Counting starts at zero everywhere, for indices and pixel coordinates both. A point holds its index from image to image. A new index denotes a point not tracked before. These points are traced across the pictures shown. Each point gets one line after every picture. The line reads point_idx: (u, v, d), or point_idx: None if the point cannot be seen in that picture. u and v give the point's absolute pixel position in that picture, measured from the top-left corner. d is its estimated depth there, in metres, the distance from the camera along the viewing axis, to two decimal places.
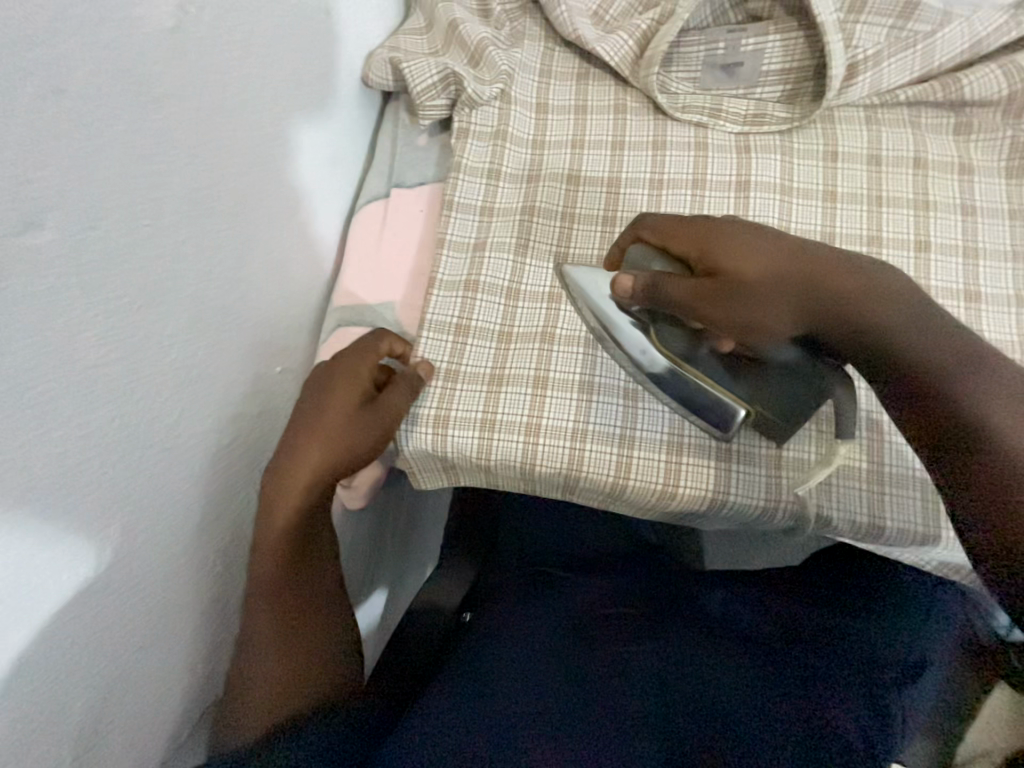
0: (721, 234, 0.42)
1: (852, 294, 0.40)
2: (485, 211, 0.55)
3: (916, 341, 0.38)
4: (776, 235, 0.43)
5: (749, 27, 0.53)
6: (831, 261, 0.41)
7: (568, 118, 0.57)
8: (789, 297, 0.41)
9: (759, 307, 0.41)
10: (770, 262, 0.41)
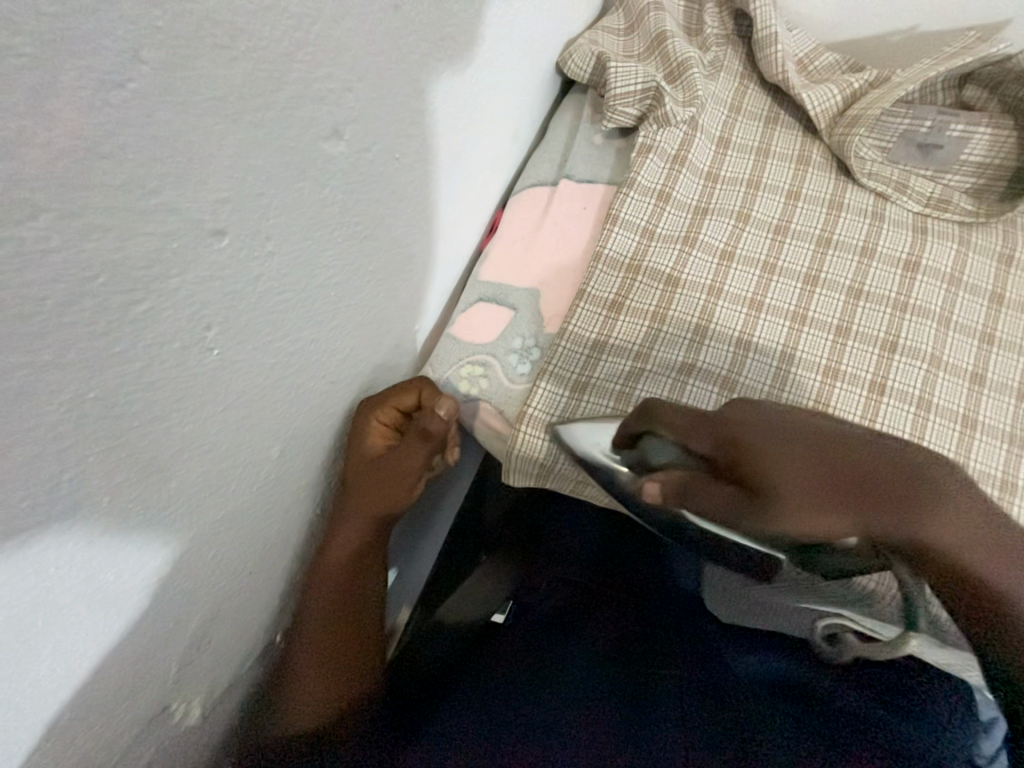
0: (751, 434, 0.38)
1: (923, 512, 0.35)
2: (646, 226, 0.54)
3: (982, 564, 0.35)
4: (788, 414, 0.40)
5: (959, 114, 0.52)
6: (852, 451, 0.37)
7: (747, 156, 0.56)
8: (840, 511, 0.35)
9: (817, 525, 0.36)
10: (800, 469, 0.36)
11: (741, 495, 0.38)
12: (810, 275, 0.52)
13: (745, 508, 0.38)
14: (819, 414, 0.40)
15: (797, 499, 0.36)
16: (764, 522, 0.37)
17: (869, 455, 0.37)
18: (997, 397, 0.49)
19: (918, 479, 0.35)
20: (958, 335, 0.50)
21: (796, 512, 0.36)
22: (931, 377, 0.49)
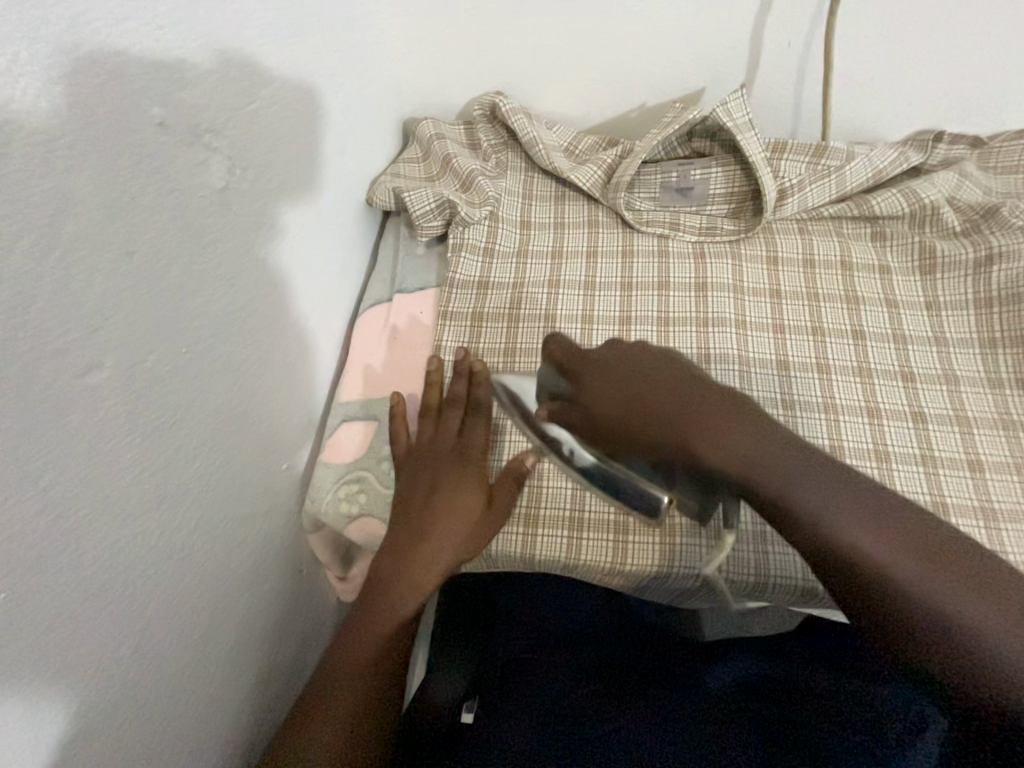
0: (588, 373, 0.43)
1: (670, 406, 0.40)
2: (475, 317, 0.61)
3: (772, 474, 0.36)
4: (646, 382, 0.42)
5: (694, 161, 0.63)
6: (655, 375, 0.42)
7: (547, 231, 0.65)
8: (632, 390, 0.41)
9: (598, 397, 0.41)
10: (621, 364, 0.44)
11: (568, 381, 0.43)
12: (623, 317, 0.60)
13: (567, 396, 0.41)
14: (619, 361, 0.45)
15: (592, 388, 0.42)
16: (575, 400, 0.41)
17: (649, 397, 0.41)
18: (803, 373, 0.56)
19: (738, 409, 0.39)
20: (755, 332, 0.58)
21: (609, 410, 0.40)
22: (745, 375, 0.56)
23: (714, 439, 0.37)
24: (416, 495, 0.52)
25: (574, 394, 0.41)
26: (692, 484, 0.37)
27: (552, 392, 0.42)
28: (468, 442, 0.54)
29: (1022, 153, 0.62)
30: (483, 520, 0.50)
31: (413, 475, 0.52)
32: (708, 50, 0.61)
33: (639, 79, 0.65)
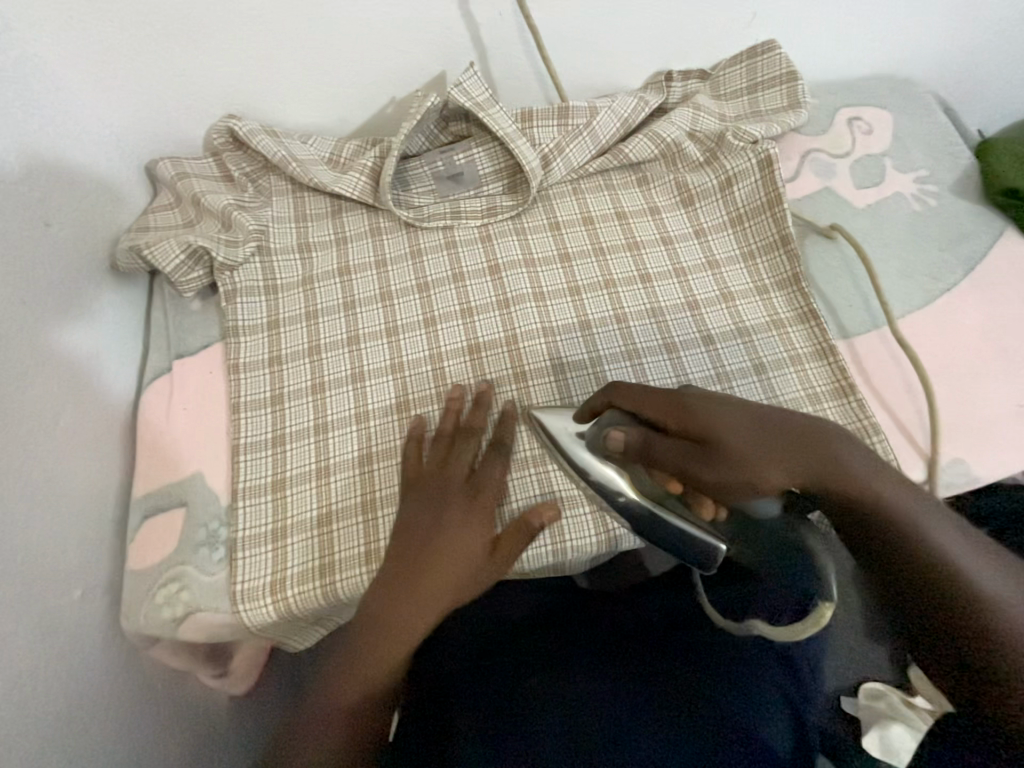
0: (702, 406, 0.41)
1: (738, 436, 0.39)
2: (274, 362, 0.57)
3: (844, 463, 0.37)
4: (725, 419, 0.40)
5: (456, 146, 0.63)
6: (791, 424, 0.39)
7: (330, 251, 0.62)
8: (758, 447, 0.39)
9: (738, 464, 0.39)
10: (737, 429, 0.39)
11: (689, 449, 0.40)
12: (427, 318, 0.59)
13: (698, 459, 0.39)
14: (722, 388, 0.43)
15: (718, 430, 0.40)
16: (704, 468, 0.39)
17: (714, 406, 0.41)
18: (604, 327, 0.59)
19: (818, 442, 0.38)
20: (554, 300, 0.60)
21: (711, 425, 0.40)
22: (551, 345, 0.58)
23: (813, 469, 0.37)
24: (409, 536, 0.47)
25: (704, 435, 0.40)
26: (734, 524, 0.40)
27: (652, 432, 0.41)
28: (485, 474, 0.50)
29: (741, 76, 0.68)
30: (443, 580, 0.47)
31: (421, 503, 0.49)
32: (432, 31, 0.59)
33: (379, 71, 0.62)
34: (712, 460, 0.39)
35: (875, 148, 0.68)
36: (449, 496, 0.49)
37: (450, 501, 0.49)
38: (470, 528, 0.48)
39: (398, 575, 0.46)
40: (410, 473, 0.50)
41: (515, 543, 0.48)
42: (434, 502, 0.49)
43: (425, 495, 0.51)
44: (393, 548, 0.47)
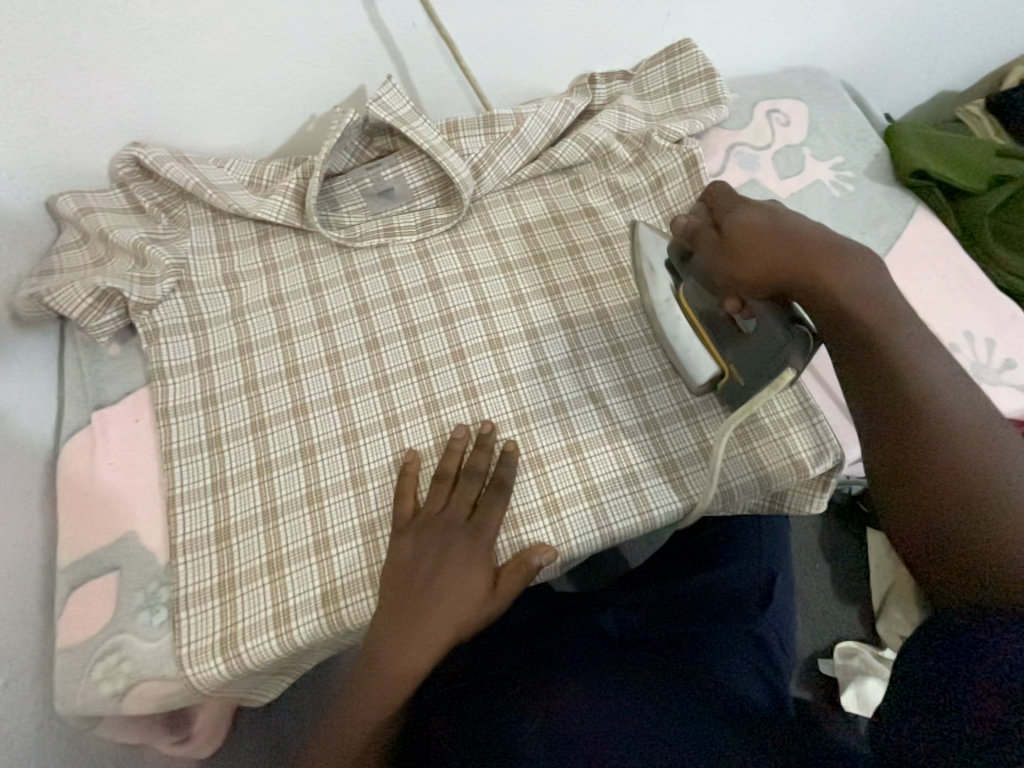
0: (743, 214, 0.46)
1: (763, 241, 0.43)
2: (207, 402, 0.53)
3: (859, 288, 0.41)
4: (770, 235, 0.43)
5: (383, 161, 0.61)
6: (824, 247, 0.42)
7: (260, 279, 0.59)
8: (777, 249, 0.43)
9: (751, 257, 0.43)
10: (766, 236, 0.43)
11: (715, 247, 0.46)
12: (370, 341, 0.56)
13: (719, 255, 0.46)
14: (789, 217, 0.45)
15: (740, 234, 0.44)
16: (722, 268, 0.45)
17: (756, 229, 0.44)
18: (551, 334, 0.58)
19: (837, 261, 0.41)
20: (499, 311, 0.58)
21: (745, 233, 0.44)
22: (500, 357, 0.56)
23: (836, 295, 0.40)
24: (411, 577, 0.45)
25: (726, 235, 0.45)
26: (744, 351, 0.47)
27: (698, 236, 0.48)
28: (485, 516, 0.48)
29: (663, 75, 0.69)
30: (446, 622, 0.44)
31: (420, 544, 0.46)
32: (345, 44, 0.57)
33: (294, 88, 0.59)
34: (744, 276, 0.44)
35: (793, 138, 0.71)
36: (449, 535, 0.46)
37: (450, 539, 0.46)
38: (467, 569, 0.46)
39: (399, 622, 0.43)
40: (407, 512, 0.47)
41: (517, 579, 0.46)
42: (429, 528, 0.46)
43: (381, 526, 0.48)
44: (393, 575, 0.45)
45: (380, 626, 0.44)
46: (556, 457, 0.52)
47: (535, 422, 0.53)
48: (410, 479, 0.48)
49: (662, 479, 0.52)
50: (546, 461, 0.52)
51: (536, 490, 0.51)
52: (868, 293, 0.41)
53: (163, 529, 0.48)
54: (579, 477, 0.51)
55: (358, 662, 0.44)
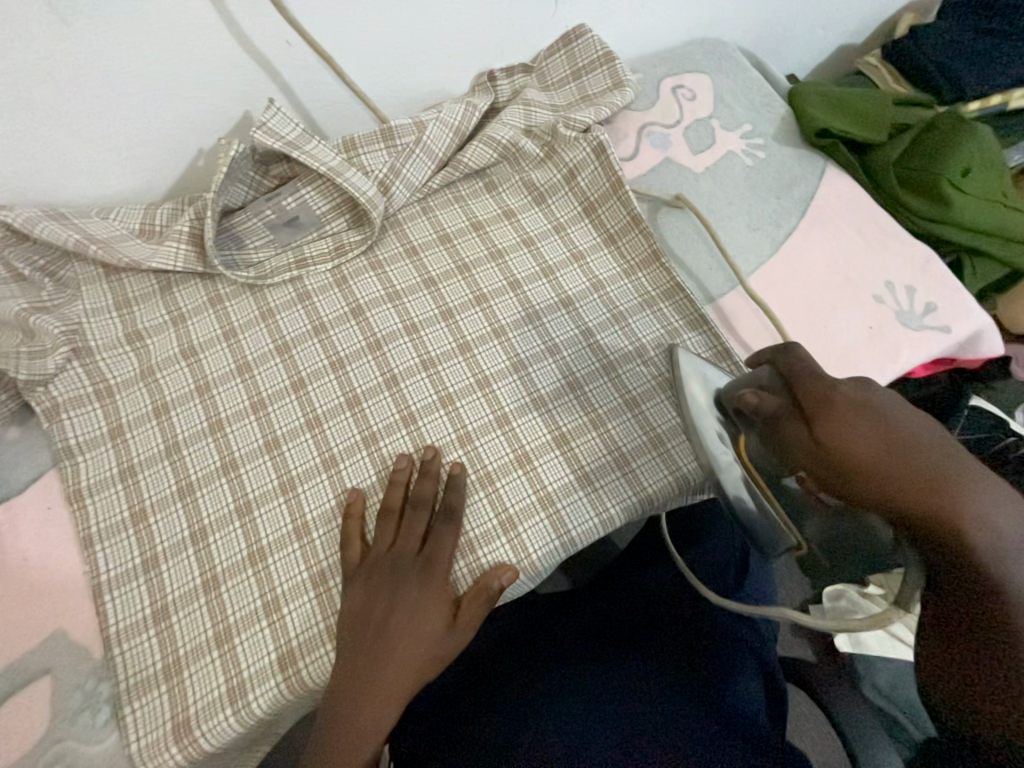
0: (851, 406, 0.37)
1: (872, 451, 0.35)
2: (126, 474, 0.49)
3: (1019, 573, 0.30)
4: (878, 449, 0.35)
5: (282, 190, 0.58)
6: (965, 483, 0.33)
7: (167, 333, 0.55)
8: (887, 470, 0.34)
9: (850, 467, 0.35)
10: (868, 433, 0.35)
11: (790, 416, 0.39)
12: (296, 381, 0.54)
13: (789, 432, 0.38)
14: (881, 401, 0.37)
15: (824, 419, 0.37)
16: (784, 442, 0.39)
17: (848, 418, 0.36)
18: (485, 346, 0.56)
19: (954, 478, 0.33)
20: (429, 329, 0.56)
21: (852, 448, 0.35)
22: (435, 377, 0.54)
23: (965, 534, 0.31)
24: (363, 625, 0.43)
25: (809, 425, 0.37)
26: (832, 533, 0.38)
27: (753, 397, 0.42)
28: (435, 549, 0.46)
29: (563, 64, 0.68)
30: (404, 667, 0.43)
31: (369, 589, 0.44)
32: (218, 72, 0.53)
33: (171, 124, 0.55)
34: (825, 462, 0.36)
35: (700, 112, 0.71)
36: (400, 580, 0.45)
37: (401, 583, 0.44)
38: (421, 610, 0.44)
39: (353, 675, 0.42)
40: (354, 558, 0.46)
41: (474, 611, 0.45)
42: (379, 571, 0.45)
43: (332, 575, 0.46)
44: (346, 627, 0.43)
45: (335, 681, 0.42)
46: (507, 472, 0.51)
47: (481, 438, 0.52)
48: (355, 521, 0.46)
49: (616, 476, 0.51)
50: (495, 477, 0.50)
51: (490, 509, 0.49)
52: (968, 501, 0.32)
53: (94, 620, 0.44)
54: (532, 488, 0.50)
55: (322, 720, 0.42)
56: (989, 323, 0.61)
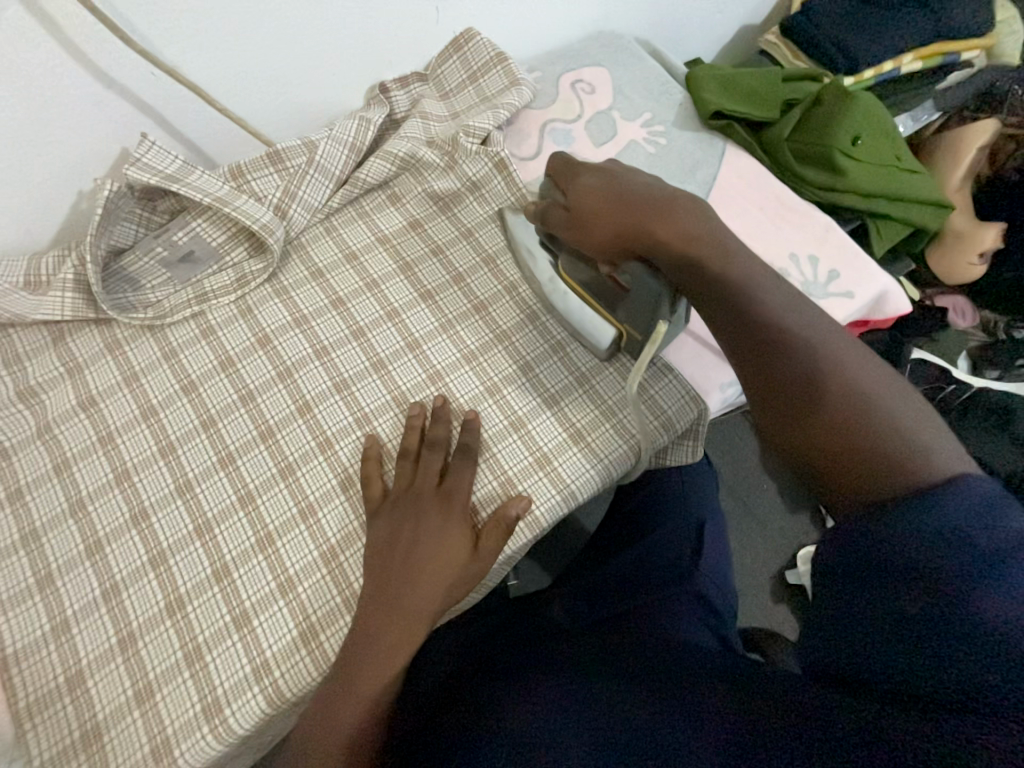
0: (589, 177, 0.48)
1: (651, 243, 0.44)
2: (30, 539, 0.47)
3: (752, 285, 0.41)
4: (613, 195, 0.46)
5: (171, 225, 0.56)
6: (729, 257, 0.42)
7: (64, 386, 0.53)
8: (661, 251, 0.44)
9: (614, 237, 0.46)
10: (600, 193, 0.47)
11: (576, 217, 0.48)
12: (205, 419, 0.52)
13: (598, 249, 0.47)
14: (687, 212, 0.44)
15: (585, 199, 0.47)
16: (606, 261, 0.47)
17: (624, 213, 0.45)
18: (399, 360, 0.55)
19: (727, 260, 0.42)
20: (340, 350, 0.55)
21: (596, 205, 0.47)
22: (350, 398, 0.53)
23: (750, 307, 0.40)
24: (392, 554, 0.45)
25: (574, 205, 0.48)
26: (630, 304, 0.47)
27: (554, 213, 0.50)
28: (455, 482, 0.48)
29: (458, 70, 0.67)
30: (427, 604, 0.43)
31: (393, 523, 0.46)
32: (84, 111, 0.51)
33: (41, 170, 0.52)
34: (617, 250, 0.46)
35: (600, 105, 0.71)
36: (438, 496, 0.47)
37: (445, 497, 0.47)
38: (440, 538, 0.45)
39: (374, 612, 0.42)
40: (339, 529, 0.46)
41: (497, 536, 0.46)
42: (428, 473, 0.48)
43: (255, 615, 0.45)
44: (411, 520, 0.46)
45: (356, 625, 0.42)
46: None
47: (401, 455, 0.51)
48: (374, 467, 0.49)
49: (539, 476, 0.51)
50: None
51: None
52: (705, 233, 0.43)
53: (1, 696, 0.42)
54: None
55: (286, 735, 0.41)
56: (892, 284, 0.64)
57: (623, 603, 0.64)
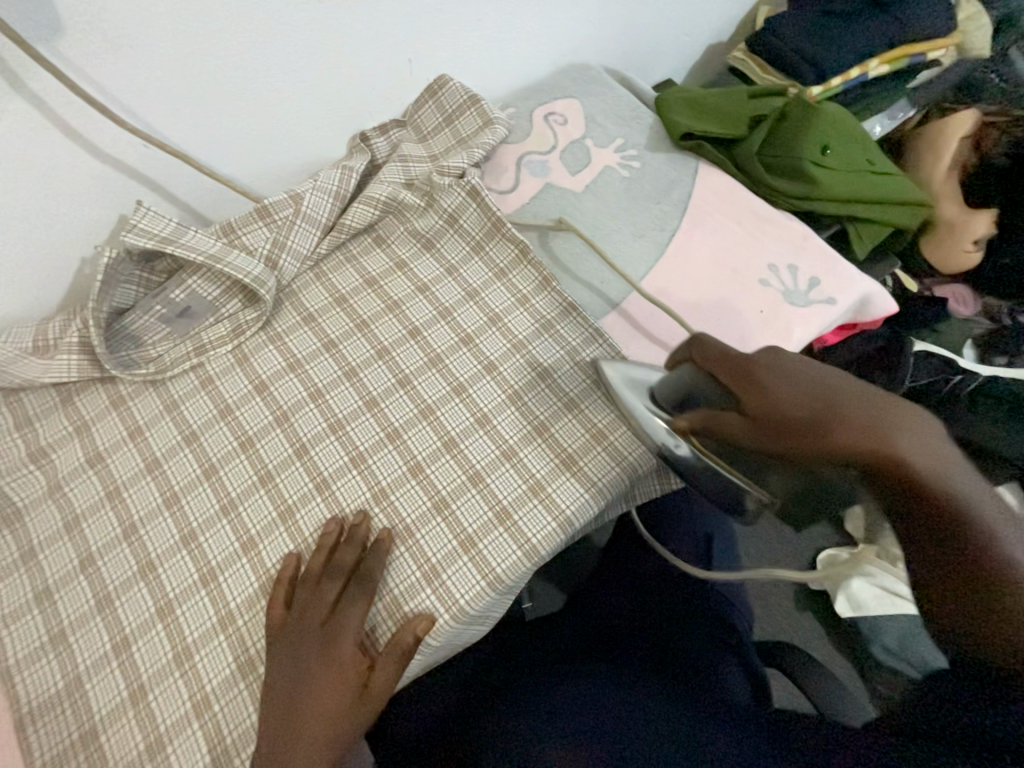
0: (773, 377, 0.40)
1: (838, 432, 0.37)
2: (44, 596, 0.49)
3: (948, 475, 0.36)
4: (806, 399, 0.39)
5: (168, 284, 0.58)
6: (909, 435, 0.37)
7: (73, 445, 0.55)
8: (858, 448, 0.37)
9: (801, 436, 0.38)
10: (802, 405, 0.39)
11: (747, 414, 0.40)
12: (207, 468, 0.54)
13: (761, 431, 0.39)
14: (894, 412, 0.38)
15: (778, 406, 0.39)
16: (773, 448, 0.39)
17: (831, 425, 0.38)
18: (391, 398, 0.57)
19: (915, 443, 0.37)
20: (334, 392, 0.57)
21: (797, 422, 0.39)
22: (345, 438, 0.55)
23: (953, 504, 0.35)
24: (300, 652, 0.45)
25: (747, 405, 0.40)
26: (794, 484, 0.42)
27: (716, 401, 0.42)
28: (373, 572, 0.47)
29: (434, 113, 0.70)
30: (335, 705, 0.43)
31: (306, 626, 0.45)
32: (82, 185, 0.55)
33: (46, 242, 0.56)
34: (782, 435, 0.39)
35: (574, 135, 0.74)
36: (323, 636, 0.45)
37: (332, 635, 0.45)
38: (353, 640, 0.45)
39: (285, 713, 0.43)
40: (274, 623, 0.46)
41: (388, 673, 0.44)
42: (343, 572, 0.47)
43: (261, 661, 0.46)
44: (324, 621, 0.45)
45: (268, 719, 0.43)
46: (425, 522, 0.51)
47: (397, 491, 0.52)
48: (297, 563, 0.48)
49: (534, 504, 0.51)
50: (415, 527, 0.51)
51: (412, 563, 0.49)
52: (933, 456, 0.36)
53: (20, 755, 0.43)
54: (452, 535, 0.50)
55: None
56: (873, 287, 0.64)
57: (631, 624, 0.63)
